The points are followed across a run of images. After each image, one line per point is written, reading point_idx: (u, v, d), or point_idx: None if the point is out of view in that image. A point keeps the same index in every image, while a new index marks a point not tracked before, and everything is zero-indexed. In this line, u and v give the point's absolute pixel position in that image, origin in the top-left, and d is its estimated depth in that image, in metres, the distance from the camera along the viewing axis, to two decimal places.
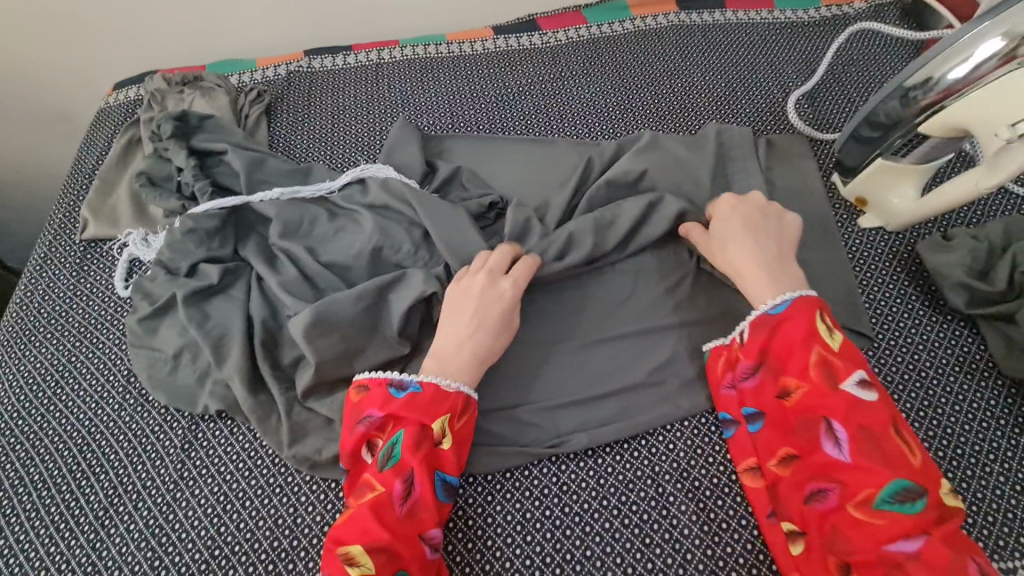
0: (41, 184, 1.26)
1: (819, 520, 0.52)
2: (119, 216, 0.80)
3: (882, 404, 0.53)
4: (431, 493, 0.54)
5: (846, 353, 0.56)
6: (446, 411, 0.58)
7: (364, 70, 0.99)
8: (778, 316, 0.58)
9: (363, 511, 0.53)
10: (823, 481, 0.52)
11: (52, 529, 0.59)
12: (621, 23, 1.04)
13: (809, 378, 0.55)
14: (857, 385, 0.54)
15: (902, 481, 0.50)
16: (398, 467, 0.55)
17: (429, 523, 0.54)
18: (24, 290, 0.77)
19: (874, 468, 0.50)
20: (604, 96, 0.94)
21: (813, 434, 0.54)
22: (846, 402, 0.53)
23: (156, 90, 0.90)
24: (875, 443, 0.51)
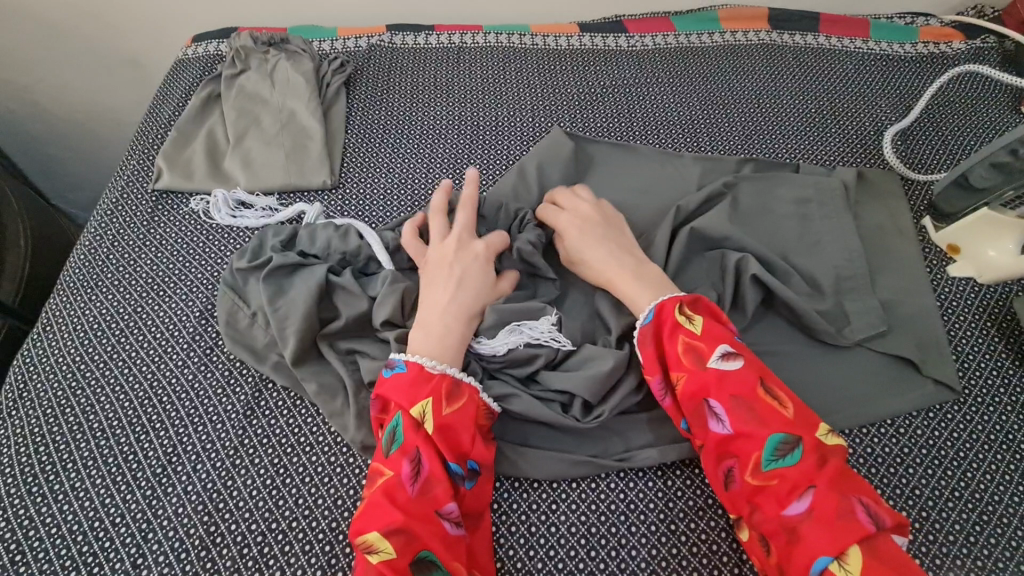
0: (102, 129, 1.27)
1: (734, 501, 0.52)
2: (194, 168, 0.80)
3: (749, 369, 0.54)
4: (440, 470, 0.52)
5: (708, 328, 0.57)
6: (439, 386, 0.56)
7: (445, 52, 0.98)
8: (650, 313, 0.59)
9: (375, 496, 0.51)
10: (725, 460, 0.53)
11: (108, 480, 0.59)
12: (710, 35, 1.02)
13: (682, 363, 0.55)
14: (722, 358, 0.54)
15: (780, 440, 0.50)
16: (402, 448, 0.53)
17: (444, 498, 0.51)
18: (92, 233, 0.76)
19: (755, 436, 0.51)
20: (688, 108, 0.91)
21: (701, 419, 0.54)
22: (715, 378, 0.53)
23: (241, 47, 0.89)
24: (750, 410, 0.52)
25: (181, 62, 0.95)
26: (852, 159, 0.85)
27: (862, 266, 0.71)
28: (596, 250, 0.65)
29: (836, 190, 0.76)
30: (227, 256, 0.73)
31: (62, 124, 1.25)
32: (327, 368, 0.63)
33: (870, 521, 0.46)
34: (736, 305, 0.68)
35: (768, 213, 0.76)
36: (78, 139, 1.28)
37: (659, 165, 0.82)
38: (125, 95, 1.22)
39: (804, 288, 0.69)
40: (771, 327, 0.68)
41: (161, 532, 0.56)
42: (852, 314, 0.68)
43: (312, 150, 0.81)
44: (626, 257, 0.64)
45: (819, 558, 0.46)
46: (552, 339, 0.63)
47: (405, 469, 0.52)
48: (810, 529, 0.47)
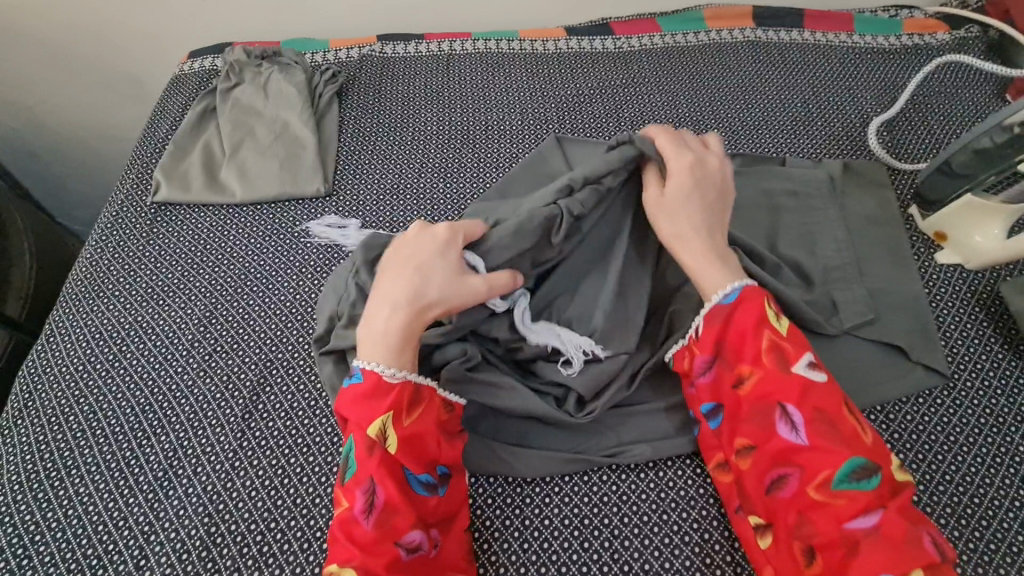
0: (106, 146, 1.30)
1: (782, 509, 0.52)
2: (192, 180, 0.82)
3: (832, 386, 0.54)
4: (394, 495, 0.52)
5: (794, 336, 0.56)
6: (390, 404, 0.55)
7: (436, 60, 1.00)
8: (733, 304, 0.57)
9: (335, 530, 0.52)
10: (783, 466, 0.52)
11: (111, 485, 0.60)
12: (696, 34, 1.03)
13: (763, 364, 0.54)
14: (807, 367, 0.54)
15: (858, 460, 0.50)
16: (355, 478, 0.53)
17: (402, 526, 0.51)
18: (93, 246, 0.78)
19: (832, 450, 0.50)
20: (676, 107, 0.93)
21: (769, 421, 0.53)
22: (798, 385, 0.53)
23: (236, 61, 0.91)
24: (831, 424, 0.51)
25: (177, 78, 0.98)
26: (840, 151, 0.86)
27: (850, 256, 0.72)
28: (710, 271, 0.59)
29: (822, 183, 0.77)
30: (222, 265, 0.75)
31: (68, 142, 1.28)
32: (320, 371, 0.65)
33: (937, 553, 0.47)
34: None
35: (756, 206, 0.76)
36: (83, 156, 1.31)
37: None
38: (127, 113, 1.25)
39: (791, 279, 0.70)
40: None
41: (163, 533, 0.57)
42: (841, 303, 0.68)
43: (305, 159, 0.83)
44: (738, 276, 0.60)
45: None
46: (577, 352, 0.61)
47: (358, 502, 0.52)
48: (872, 549, 0.47)
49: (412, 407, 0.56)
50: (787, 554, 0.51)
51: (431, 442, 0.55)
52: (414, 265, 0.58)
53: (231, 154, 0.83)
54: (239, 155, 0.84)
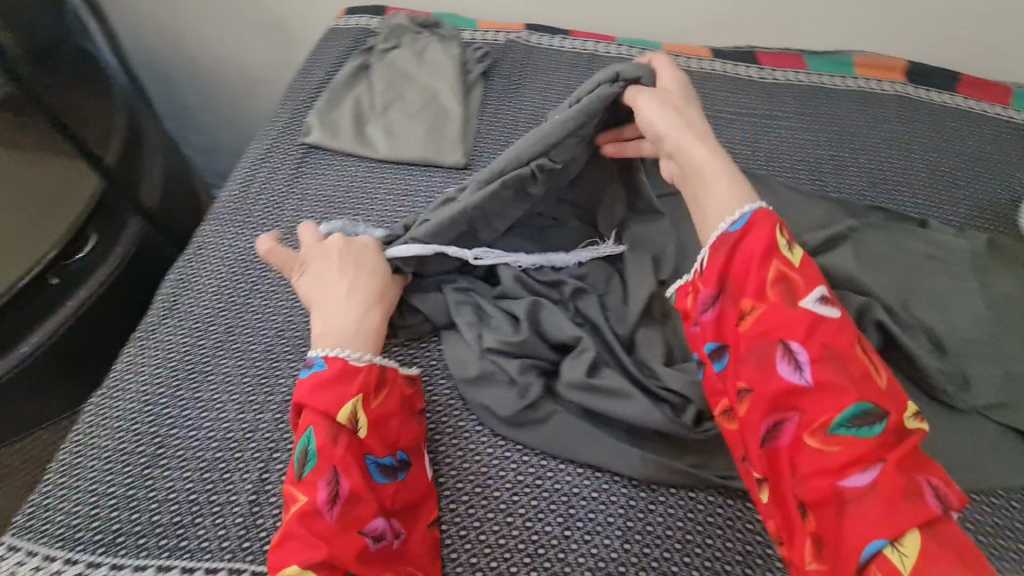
0: (239, 83, 1.37)
1: (780, 457, 0.51)
2: (341, 129, 0.86)
3: (840, 322, 0.52)
4: (359, 484, 0.54)
5: (806, 268, 0.54)
6: (358, 388, 0.58)
7: (580, 58, 1.02)
8: (739, 231, 0.56)
9: (290, 525, 0.52)
10: (784, 410, 0.51)
11: (242, 398, 0.62)
12: (843, 79, 1.02)
13: (767, 298, 0.53)
14: (818, 302, 0.52)
15: (862, 405, 0.49)
16: (317, 469, 0.54)
17: (366, 516, 0.53)
18: (245, 174, 0.83)
19: (836, 394, 0.49)
20: (814, 149, 0.92)
21: (770, 360, 0.51)
22: (806, 323, 0.51)
23: (397, 26, 0.95)
24: (841, 367, 0.50)
25: (333, 32, 1.02)
26: (983, 224, 0.83)
27: (986, 331, 0.69)
28: (717, 176, 0.59)
29: (965, 253, 0.74)
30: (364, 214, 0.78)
31: (208, 72, 1.36)
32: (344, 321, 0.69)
33: (937, 504, 0.46)
34: None
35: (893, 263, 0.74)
36: (217, 87, 1.39)
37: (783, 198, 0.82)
38: (266, 56, 1.32)
39: (925, 344, 0.68)
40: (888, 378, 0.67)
41: (284, 452, 0.58)
42: (974, 379, 0.66)
43: (450, 130, 0.86)
44: (742, 194, 0.58)
45: (874, 540, 0.45)
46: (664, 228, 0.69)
47: (320, 494, 0.53)
48: (870, 503, 0.46)
49: (376, 391, 0.59)
50: (787, 505, 0.51)
51: (394, 425, 0.59)
52: (348, 258, 0.66)
53: (381, 112, 0.87)
54: (388, 115, 0.87)
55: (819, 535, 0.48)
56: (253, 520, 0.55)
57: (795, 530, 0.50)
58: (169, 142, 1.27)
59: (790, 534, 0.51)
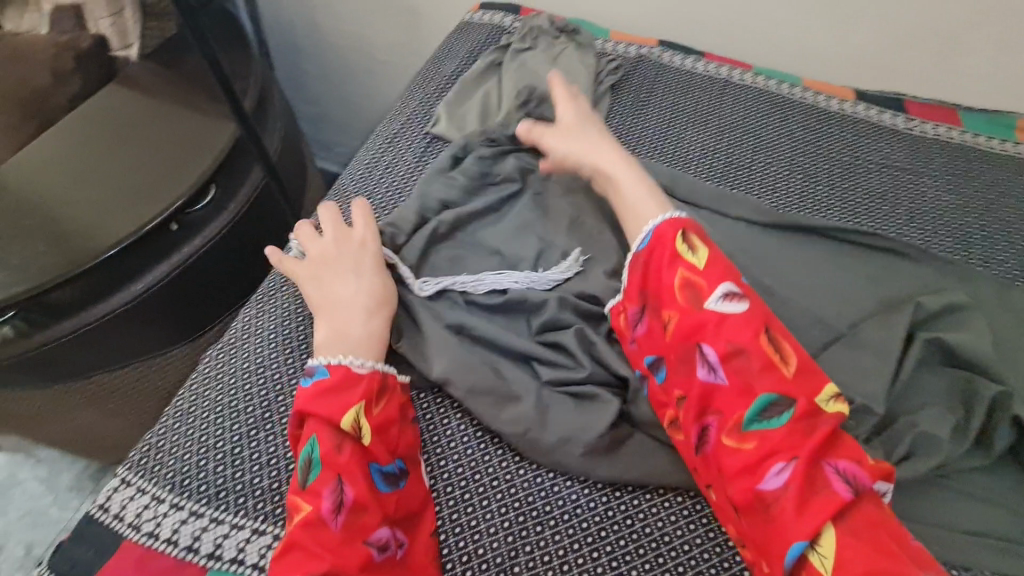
0: (359, 61, 1.41)
1: (709, 461, 0.55)
2: (467, 122, 0.86)
3: (748, 314, 0.57)
4: (364, 492, 0.53)
5: (712, 268, 0.59)
6: (359, 396, 0.57)
7: (711, 82, 0.99)
8: (648, 250, 0.63)
9: (297, 536, 0.51)
10: (707, 413, 0.56)
11: None
12: (1001, 143, 0.94)
13: (681, 305, 0.59)
14: (721, 299, 0.57)
15: (766, 395, 0.54)
16: (321, 476, 0.53)
17: (370, 525, 0.52)
18: (371, 155, 0.84)
19: (745, 390, 0.54)
20: (961, 214, 0.84)
21: (689, 364, 0.57)
22: (713, 320, 0.57)
23: (536, 27, 0.94)
24: (747, 365, 0.55)
25: (467, 25, 1.03)
26: None
27: None
28: (630, 177, 0.70)
29: None
30: (473, 199, 0.75)
31: (333, 47, 1.41)
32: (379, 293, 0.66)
33: (848, 488, 0.50)
34: (985, 438, 0.62)
35: None
36: (338, 62, 1.44)
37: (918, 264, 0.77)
38: (390, 38, 1.35)
39: None
40: (1014, 480, 0.61)
41: None
42: None
43: None
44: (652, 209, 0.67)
45: (798, 543, 0.49)
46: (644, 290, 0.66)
47: (325, 502, 0.52)
48: (789, 500, 0.50)
49: (379, 398, 0.58)
50: (725, 507, 0.55)
51: (396, 431, 0.58)
52: (341, 256, 0.67)
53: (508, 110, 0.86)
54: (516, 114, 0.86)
55: (760, 536, 0.51)
56: None
57: (749, 543, 0.53)
58: (289, 108, 1.33)
59: (747, 542, 0.53)
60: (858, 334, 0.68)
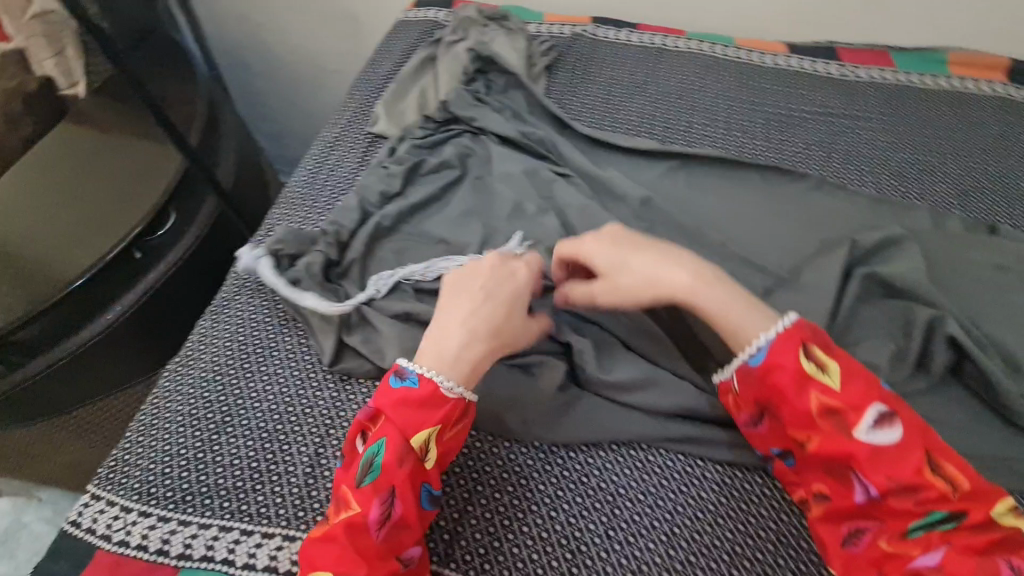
0: (310, 73, 1.43)
1: (855, 564, 0.51)
2: (406, 118, 0.87)
3: (904, 443, 0.50)
4: (412, 512, 0.52)
5: (854, 386, 0.52)
6: (439, 419, 0.55)
7: (646, 51, 1.00)
8: (759, 367, 0.55)
9: (338, 532, 0.50)
10: (863, 519, 0.52)
11: (303, 375, 0.65)
12: (935, 78, 0.95)
13: (821, 427, 0.52)
14: (874, 428, 0.51)
15: (937, 513, 0.48)
16: (376, 484, 0.52)
17: (408, 543, 0.52)
18: (314, 160, 0.86)
19: (906, 506, 0.49)
20: (897, 152, 0.86)
21: (841, 477, 0.52)
22: (865, 450, 0.50)
23: (465, 17, 0.95)
24: (910, 487, 0.49)
25: (402, 23, 1.04)
26: None
27: None
28: (711, 291, 0.59)
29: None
30: (412, 190, 0.77)
31: (282, 63, 1.42)
32: (297, 279, 0.68)
33: None
34: (922, 361, 0.63)
35: (970, 278, 0.70)
36: (290, 77, 1.45)
37: (852, 204, 0.79)
38: (336, 47, 1.36)
39: (1002, 365, 0.63)
40: (954, 398, 0.63)
41: (340, 430, 0.61)
42: None
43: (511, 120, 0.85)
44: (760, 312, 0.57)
45: None
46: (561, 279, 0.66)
47: (374, 511, 0.51)
48: None
49: (455, 424, 0.56)
50: None
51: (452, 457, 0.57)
52: (490, 287, 0.60)
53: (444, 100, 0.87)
54: None
55: None
56: (309, 493, 0.57)
57: None
58: (244, 127, 1.34)
59: None
60: (796, 279, 0.71)
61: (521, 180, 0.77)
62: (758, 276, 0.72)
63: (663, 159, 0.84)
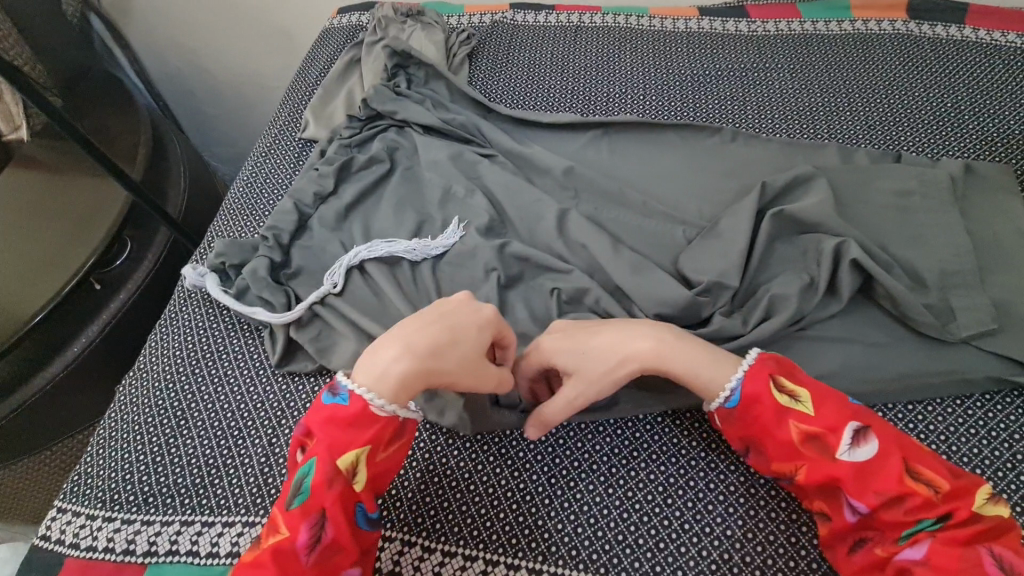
0: (252, 92, 1.45)
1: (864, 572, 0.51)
2: (335, 120, 0.90)
3: (881, 456, 0.51)
4: (343, 534, 0.51)
5: (825, 413, 0.53)
6: (367, 439, 0.53)
7: (564, 30, 1.04)
8: (738, 407, 0.55)
9: (264, 559, 0.48)
10: (862, 531, 0.51)
11: (254, 373, 0.68)
12: (839, 23, 0.99)
13: (804, 455, 0.53)
14: (851, 448, 0.51)
15: (925, 519, 0.48)
16: (304, 508, 0.50)
17: (341, 564, 0.51)
18: (249, 170, 0.89)
19: (897, 513, 0.49)
20: (806, 97, 0.90)
21: (833, 497, 0.53)
22: (850, 471, 0.51)
23: (383, 17, 0.98)
24: (895, 497, 0.49)
25: (327, 31, 1.07)
26: (989, 157, 0.79)
27: (972, 263, 0.68)
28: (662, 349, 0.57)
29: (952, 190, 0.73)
30: (344, 187, 0.80)
31: (223, 85, 1.45)
32: (244, 289, 0.71)
33: None
34: (833, 286, 0.67)
35: (877, 205, 0.74)
36: (233, 98, 1.47)
37: (765, 150, 0.82)
38: (273, 63, 1.38)
39: (906, 281, 0.67)
40: (866, 317, 0.67)
41: (291, 419, 0.64)
42: (959, 310, 0.65)
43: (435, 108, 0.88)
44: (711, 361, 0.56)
45: None
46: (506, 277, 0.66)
47: (302, 536, 0.49)
48: None
49: (387, 443, 0.55)
50: None
51: (385, 474, 0.56)
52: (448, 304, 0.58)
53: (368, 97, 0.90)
54: None
55: None
56: (264, 480, 0.60)
57: None
58: (193, 152, 1.36)
59: None
60: (714, 226, 0.72)
61: (446, 165, 0.80)
62: (680, 227, 0.75)
63: (584, 129, 0.87)
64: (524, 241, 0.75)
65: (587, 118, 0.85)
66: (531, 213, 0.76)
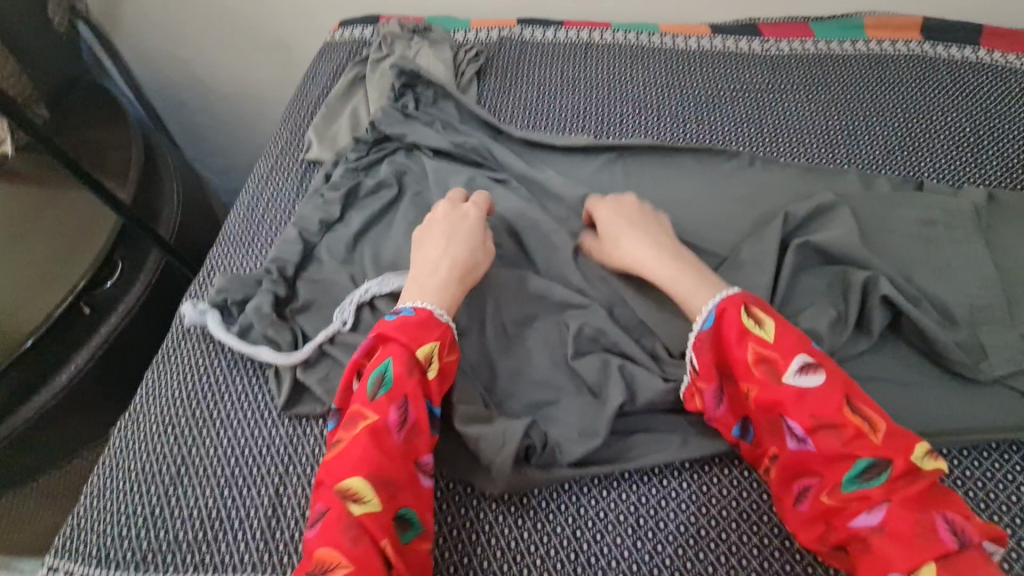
0: (247, 103, 1.41)
1: (807, 520, 0.51)
2: (339, 141, 0.87)
3: (828, 388, 0.51)
4: (424, 417, 0.54)
5: (782, 341, 0.53)
6: (434, 336, 0.58)
7: (574, 47, 1.01)
8: (709, 326, 0.57)
9: (362, 438, 0.51)
10: (806, 474, 0.52)
11: (257, 415, 0.64)
12: (853, 43, 0.98)
13: (755, 377, 0.53)
14: (800, 373, 0.51)
15: (863, 459, 0.49)
16: (390, 394, 0.53)
17: (424, 449, 0.54)
18: (250, 195, 0.85)
19: (841, 452, 0.49)
20: (824, 120, 0.88)
21: (779, 432, 0.53)
22: (793, 396, 0.51)
23: (389, 33, 0.95)
24: (834, 427, 0.50)
25: (329, 46, 1.04)
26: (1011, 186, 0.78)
27: (1001, 297, 0.66)
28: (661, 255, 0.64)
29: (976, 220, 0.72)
30: (351, 214, 0.77)
31: (218, 96, 1.40)
32: (249, 326, 0.68)
33: (952, 539, 0.44)
34: (861, 321, 0.65)
35: (902, 234, 0.72)
36: (228, 109, 1.43)
37: (784, 175, 0.80)
38: (270, 74, 1.34)
39: (935, 316, 0.65)
40: (895, 354, 0.65)
41: (299, 467, 0.60)
42: (990, 348, 0.63)
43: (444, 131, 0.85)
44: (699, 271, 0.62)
45: None
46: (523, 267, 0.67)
47: (393, 414, 0.53)
48: (882, 543, 0.46)
49: (450, 348, 0.59)
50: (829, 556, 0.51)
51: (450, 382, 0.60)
52: (444, 228, 0.67)
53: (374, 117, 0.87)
54: None
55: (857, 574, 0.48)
56: (271, 535, 0.57)
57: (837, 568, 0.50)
58: (186, 166, 1.32)
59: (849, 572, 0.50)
60: (737, 257, 0.70)
61: None
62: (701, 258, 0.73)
63: (598, 152, 0.84)
64: (541, 273, 0.72)
65: (602, 141, 0.83)
66: (547, 242, 0.73)
